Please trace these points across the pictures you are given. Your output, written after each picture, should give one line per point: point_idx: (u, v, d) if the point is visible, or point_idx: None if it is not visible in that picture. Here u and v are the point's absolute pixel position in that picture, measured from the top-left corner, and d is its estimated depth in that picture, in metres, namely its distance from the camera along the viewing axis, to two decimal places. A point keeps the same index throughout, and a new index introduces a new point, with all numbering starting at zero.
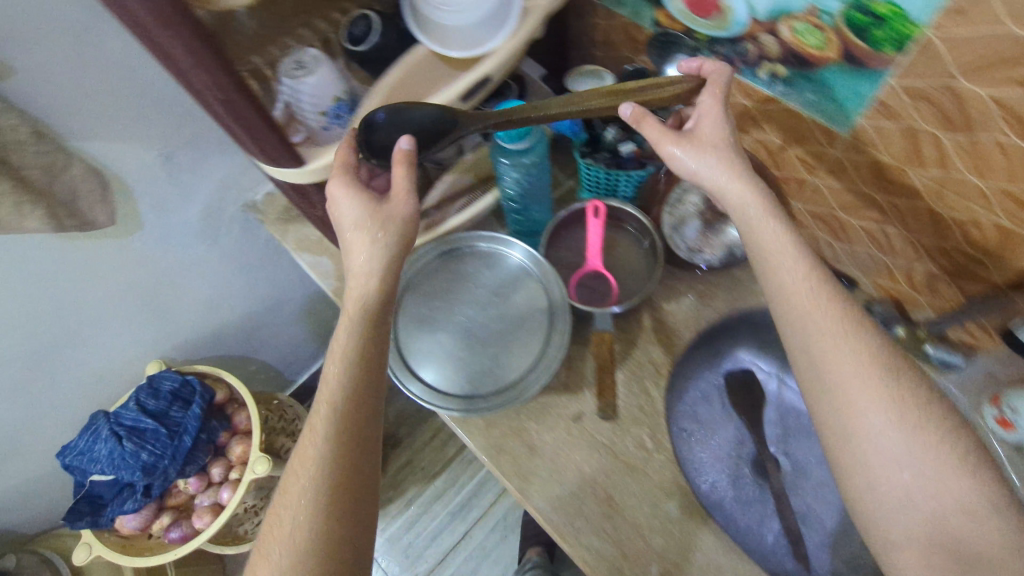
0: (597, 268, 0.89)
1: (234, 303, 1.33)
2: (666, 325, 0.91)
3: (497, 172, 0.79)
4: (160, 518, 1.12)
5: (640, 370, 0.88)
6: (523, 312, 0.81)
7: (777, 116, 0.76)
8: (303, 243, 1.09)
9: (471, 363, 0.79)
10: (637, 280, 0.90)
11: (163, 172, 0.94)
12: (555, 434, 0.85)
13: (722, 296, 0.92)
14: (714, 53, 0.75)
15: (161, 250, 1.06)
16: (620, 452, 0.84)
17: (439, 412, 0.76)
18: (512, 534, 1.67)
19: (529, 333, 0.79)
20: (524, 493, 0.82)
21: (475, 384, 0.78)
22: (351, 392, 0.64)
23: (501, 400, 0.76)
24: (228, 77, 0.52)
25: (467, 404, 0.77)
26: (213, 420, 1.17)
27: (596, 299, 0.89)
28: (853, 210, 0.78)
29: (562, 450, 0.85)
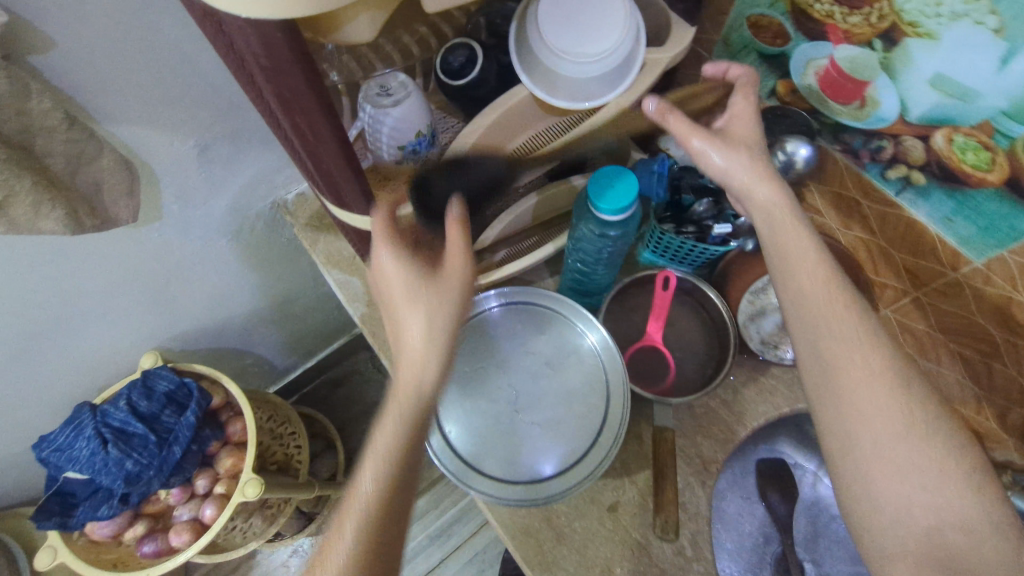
0: (655, 344, 0.80)
1: (244, 299, 1.24)
2: (719, 416, 0.83)
3: (572, 233, 0.71)
4: (135, 526, 1.04)
5: (685, 463, 0.81)
6: (578, 395, 0.74)
7: (893, 222, 0.67)
8: (333, 258, 1.00)
9: (510, 439, 0.71)
10: (697, 364, 0.81)
11: (195, 163, 0.84)
12: (586, 522, 0.78)
13: (783, 393, 0.84)
14: (836, 142, 0.67)
15: (178, 242, 0.96)
16: (655, 556, 0.76)
17: (468, 491, 0.68)
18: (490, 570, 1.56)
19: (579, 416, 0.72)
20: None
21: (495, 459, 0.70)
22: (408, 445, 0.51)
23: (521, 486, 0.69)
24: (327, 121, 0.45)
25: (499, 487, 0.69)
26: (206, 429, 1.08)
27: (648, 379, 0.80)
28: (956, 335, 0.70)
29: (591, 541, 0.77)
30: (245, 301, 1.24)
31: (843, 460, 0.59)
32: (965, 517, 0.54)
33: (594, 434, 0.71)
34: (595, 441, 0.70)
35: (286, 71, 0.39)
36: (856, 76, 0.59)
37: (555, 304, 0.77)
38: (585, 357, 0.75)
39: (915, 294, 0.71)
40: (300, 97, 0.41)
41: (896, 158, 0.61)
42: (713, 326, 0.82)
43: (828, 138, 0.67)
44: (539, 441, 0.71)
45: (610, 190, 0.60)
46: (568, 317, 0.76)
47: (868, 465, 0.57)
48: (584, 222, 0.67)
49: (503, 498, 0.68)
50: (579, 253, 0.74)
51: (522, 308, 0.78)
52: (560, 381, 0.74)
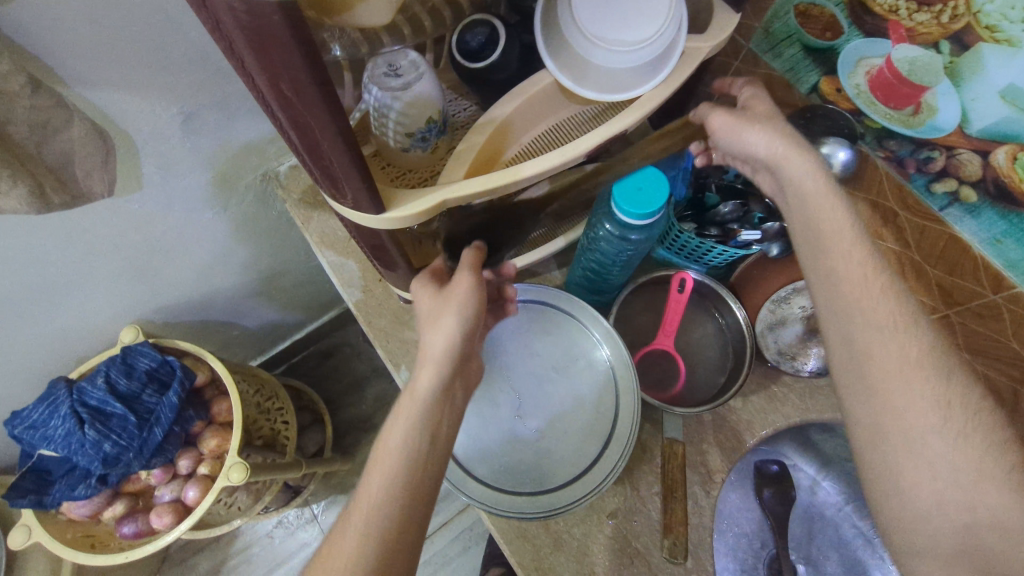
0: (667, 349, 0.77)
1: (232, 273, 1.18)
2: (727, 423, 0.80)
3: (591, 232, 0.66)
4: (114, 505, 1.00)
5: (690, 470, 0.78)
6: (585, 402, 0.70)
7: (932, 235, 0.63)
8: (327, 237, 0.94)
9: (509, 445, 0.68)
10: (708, 371, 0.78)
11: (179, 132, 0.78)
12: (586, 529, 0.75)
13: (794, 401, 0.81)
14: (879, 148, 0.63)
15: (160, 213, 0.90)
16: (656, 565, 0.73)
17: (461, 498, 0.65)
18: (475, 546, 1.55)
19: (585, 426, 0.69)
20: None
21: (494, 468, 0.68)
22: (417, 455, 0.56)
23: (519, 499, 0.66)
24: (325, 102, 0.38)
25: (494, 494, 0.66)
26: (189, 410, 1.03)
27: (658, 384, 0.77)
28: (985, 357, 0.66)
29: (592, 548, 0.74)
30: (232, 275, 1.18)
31: (875, 458, 0.56)
32: (1006, 526, 0.50)
33: (599, 444, 0.68)
34: (599, 450, 0.67)
35: (273, 37, 0.32)
36: (915, 79, 0.56)
37: (567, 305, 0.73)
38: (595, 364, 0.71)
39: (946, 311, 0.68)
40: (302, 87, 0.36)
41: (946, 172, 0.58)
42: (728, 331, 0.78)
43: (871, 142, 0.63)
44: (540, 451, 0.68)
45: (637, 194, 0.55)
46: (578, 318, 0.72)
47: (902, 465, 0.54)
48: (604, 222, 0.62)
49: (500, 510, 0.65)
50: (596, 253, 0.69)
51: (531, 307, 0.74)
52: (566, 387, 0.71)
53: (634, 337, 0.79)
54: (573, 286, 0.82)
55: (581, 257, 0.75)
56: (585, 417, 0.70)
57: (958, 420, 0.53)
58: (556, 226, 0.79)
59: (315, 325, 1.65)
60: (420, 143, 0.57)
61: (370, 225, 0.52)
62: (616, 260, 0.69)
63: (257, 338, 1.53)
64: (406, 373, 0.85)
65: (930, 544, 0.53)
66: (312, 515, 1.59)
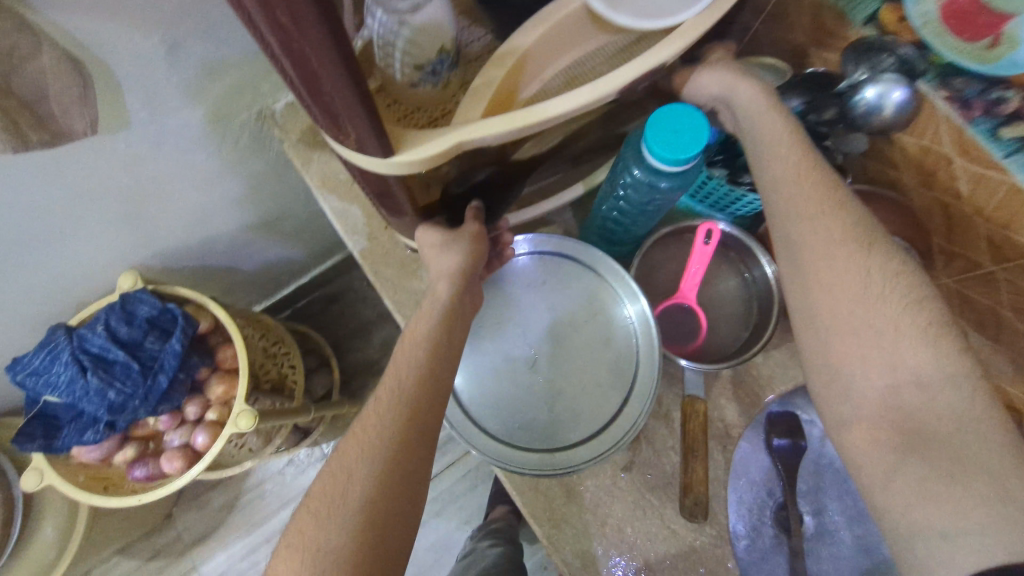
0: (689, 303, 0.72)
1: (230, 218, 1.13)
2: (746, 376, 0.78)
3: (618, 179, 0.61)
4: (124, 450, 1.00)
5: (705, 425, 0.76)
6: (603, 356, 0.67)
7: (988, 185, 0.58)
8: (328, 180, 0.89)
9: (522, 402, 0.66)
10: (730, 325, 0.75)
11: (164, 64, 0.71)
12: (599, 481, 0.74)
13: None
14: (941, 86, 0.58)
15: (151, 154, 0.84)
16: (669, 517, 0.73)
17: (472, 454, 0.64)
18: (481, 485, 1.57)
19: (602, 384, 0.66)
20: (553, 541, 0.72)
21: (508, 423, 0.66)
22: (419, 382, 0.57)
23: (535, 454, 0.64)
24: (325, 25, 0.32)
25: (506, 451, 0.64)
26: (194, 357, 1.01)
27: (677, 337, 0.74)
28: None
29: (608, 502, 0.73)
30: (231, 219, 1.13)
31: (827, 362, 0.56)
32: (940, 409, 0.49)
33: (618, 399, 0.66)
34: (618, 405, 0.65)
35: None
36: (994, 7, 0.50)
37: (587, 257, 0.69)
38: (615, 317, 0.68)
39: (992, 268, 0.63)
40: (298, 12, 0.31)
41: (1018, 115, 0.52)
42: (753, 282, 0.74)
43: (933, 80, 0.58)
44: (556, 405, 0.66)
45: (674, 136, 0.49)
46: (598, 268, 0.69)
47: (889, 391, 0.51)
48: (632, 167, 0.57)
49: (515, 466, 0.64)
50: (619, 202, 0.64)
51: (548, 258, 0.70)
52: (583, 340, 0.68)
53: (653, 290, 0.75)
54: (590, 237, 0.77)
55: (600, 205, 0.70)
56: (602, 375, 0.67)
57: (935, 332, 0.50)
58: (574, 170, 0.76)
59: (318, 269, 1.62)
60: (430, 77, 0.51)
61: (380, 172, 0.47)
62: (641, 211, 0.64)
63: (260, 283, 1.50)
64: None
65: (861, 425, 0.52)
66: (322, 454, 1.62)
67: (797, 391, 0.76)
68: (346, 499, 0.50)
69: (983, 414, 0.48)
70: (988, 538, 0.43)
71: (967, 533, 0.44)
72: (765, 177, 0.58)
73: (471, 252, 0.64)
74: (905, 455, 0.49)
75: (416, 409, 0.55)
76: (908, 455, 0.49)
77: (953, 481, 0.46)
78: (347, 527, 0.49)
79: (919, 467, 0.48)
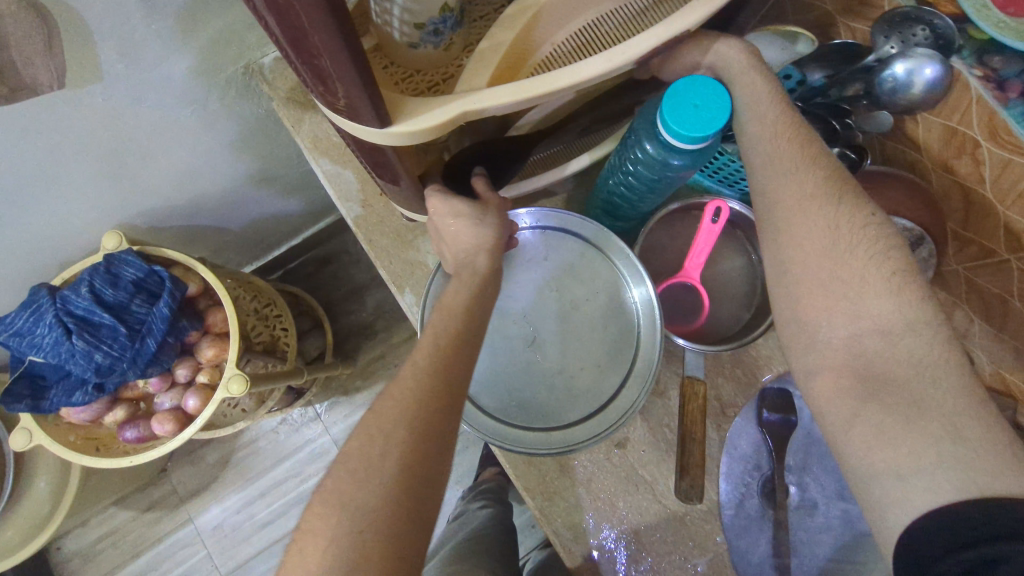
0: (692, 282, 0.70)
1: (218, 177, 1.09)
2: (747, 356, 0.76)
3: (627, 152, 0.58)
4: (114, 411, 0.98)
5: None
6: (601, 335, 0.66)
7: (1015, 170, 0.56)
8: (319, 142, 0.84)
9: (519, 381, 0.65)
10: (733, 305, 0.73)
11: (140, 10, 0.66)
12: (594, 457, 0.73)
13: None
14: (976, 65, 0.56)
15: (130, 107, 0.79)
16: (663, 493, 0.72)
17: (467, 432, 0.63)
18: (473, 446, 1.59)
19: (603, 363, 0.65)
20: (546, 514, 0.72)
21: (502, 401, 0.64)
22: (429, 370, 0.54)
23: (528, 432, 0.63)
24: None
25: (502, 430, 0.63)
26: (183, 320, 0.97)
27: (679, 316, 0.72)
28: None
29: (605, 479, 0.73)
30: (220, 177, 1.09)
31: (791, 324, 0.55)
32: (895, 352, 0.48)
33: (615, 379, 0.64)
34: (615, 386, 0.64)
35: None
36: None
37: (589, 233, 0.66)
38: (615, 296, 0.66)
39: (1007, 257, 0.61)
40: None
41: None
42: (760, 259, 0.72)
43: (969, 57, 0.56)
44: (551, 383, 0.65)
45: (692, 112, 0.46)
46: (599, 243, 0.66)
47: None
48: (644, 142, 0.54)
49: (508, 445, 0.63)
50: (627, 177, 0.61)
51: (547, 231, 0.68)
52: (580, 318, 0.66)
53: (658, 267, 0.73)
54: (595, 211, 0.74)
55: (607, 178, 0.67)
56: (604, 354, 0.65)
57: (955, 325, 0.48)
58: (579, 141, 0.71)
59: (310, 231, 1.58)
60: (431, 37, 0.47)
61: (375, 141, 0.44)
62: (650, 187, 0.61)
63: (250, 244, 1.46)
64: (410, 296, 0.80)
65: (825, 375, 0.51)
66: (315, 415, 1.62)
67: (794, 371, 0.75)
68: (341, 479, 0.49)
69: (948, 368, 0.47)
70: (944, 481, 0.43)
71: (927, 475, 0.43)
72: (785, 156, 0.55)
73: (472, 223, 0.61)
74: (866, 401, 0.48)
75: (415, 387, 0.53)
76: (867, 401, 0.48)
77: (909, 423, 0.46)
78: (349, 510, 0.47)
79: (878, 411, 0.47)
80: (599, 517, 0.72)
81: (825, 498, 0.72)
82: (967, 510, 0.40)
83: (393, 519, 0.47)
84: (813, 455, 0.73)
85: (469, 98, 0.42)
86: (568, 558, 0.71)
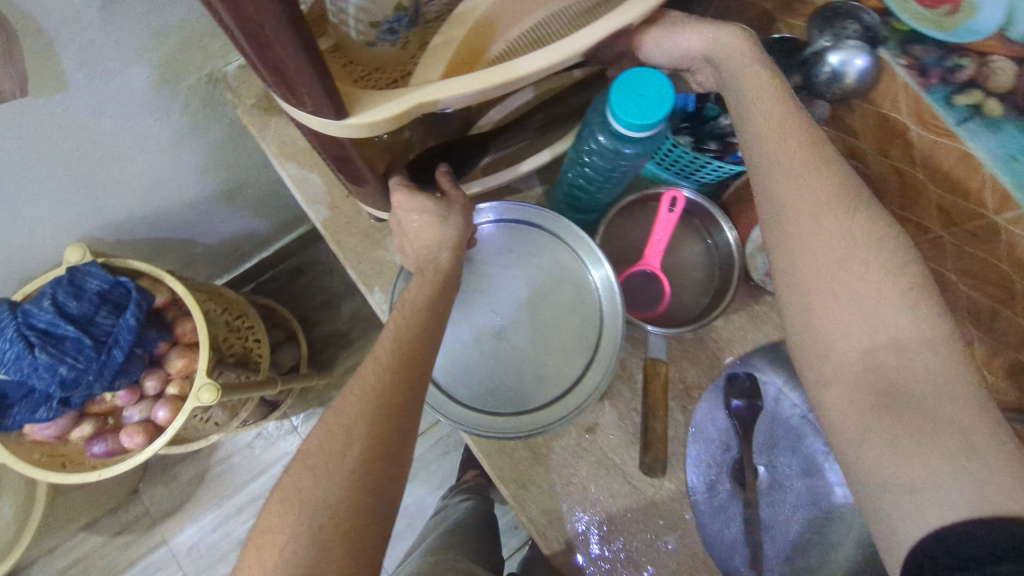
0: (653, 270, 0.73)
1: (185, 188, 1.08)
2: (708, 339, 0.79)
3: (582, 144, 0.60)
4: (81, 427, 0.96)
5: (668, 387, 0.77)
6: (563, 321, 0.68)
7: (940, 152, 0.60)
8: (286, 147, 0.85)
9: (490, 371, 0.66)
10: (693, 291, 0.76)
11: (100, 20, 0.66)
12: (565, 443, 0.75)
13: (775, 319, 0.80)
14: (903, 55, 0.60)
15: (91, 117, 0.79)
16: (633, 475, 0.74)
17: (440, 423, 0.64)
18: (452, 450, 1.59)
19: (571, 350, 0.67)
20: (520, 502, 0.73)
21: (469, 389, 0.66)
22: (392, 365, 0.55)
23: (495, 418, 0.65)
24: None
25: (474, 419, 0.65)
26: (151, 330, 0.97)
27: (641, 303, 0.74)
28: None
29: (577, 465, 0.74)
30: (187, 188, 1.08)
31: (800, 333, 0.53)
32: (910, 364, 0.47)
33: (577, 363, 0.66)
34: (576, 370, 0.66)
35: None
36: None
37: (551, 224, 0.68)
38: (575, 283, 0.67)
39: (940, 234, 0.65)
40: None
41: (973, 82, 0.55)
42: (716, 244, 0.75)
43: (894, 48, 0.60)
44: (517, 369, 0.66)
45: (638, 101, 0.49)
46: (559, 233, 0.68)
47: None
48: (597, 134, 0.56)
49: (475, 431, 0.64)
50: (584, 169, 0.64)
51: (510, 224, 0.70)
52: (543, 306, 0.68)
53: (619, 256, 0.75)
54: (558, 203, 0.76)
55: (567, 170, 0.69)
56: (571, 341, 0.67)
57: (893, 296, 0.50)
58: (539, 137, 0.73)
59: (282, 241, 1.57)
60: (387, 36, 0.48)
61: (335, 134, 0.45)
62: (607, 178, 0.64)
63: (220, 257, 1.45)
64: (380, 295, 0.81)
65: (837, 387, 0.50)
66: (291, 427, 1.60)
67: (755, 353, 0.78)
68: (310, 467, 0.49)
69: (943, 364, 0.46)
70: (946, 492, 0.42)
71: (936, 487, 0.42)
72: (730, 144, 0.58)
73: (439, 222, 0.63)
74: (878, 416, 0.46)
75: (383, 378, 0.55)
76: (881, 414, 0.46)
77: (921, 438, 0.44)
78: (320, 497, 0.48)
79: (892, 426, 0.45)
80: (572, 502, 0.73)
81: (790, 476, 0.75)
82: (976, 527, 0.39)
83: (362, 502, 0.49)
84: (779, 438, 0.76)
85: (412, 92, 0.44)
86: (544, 544, 0.73)
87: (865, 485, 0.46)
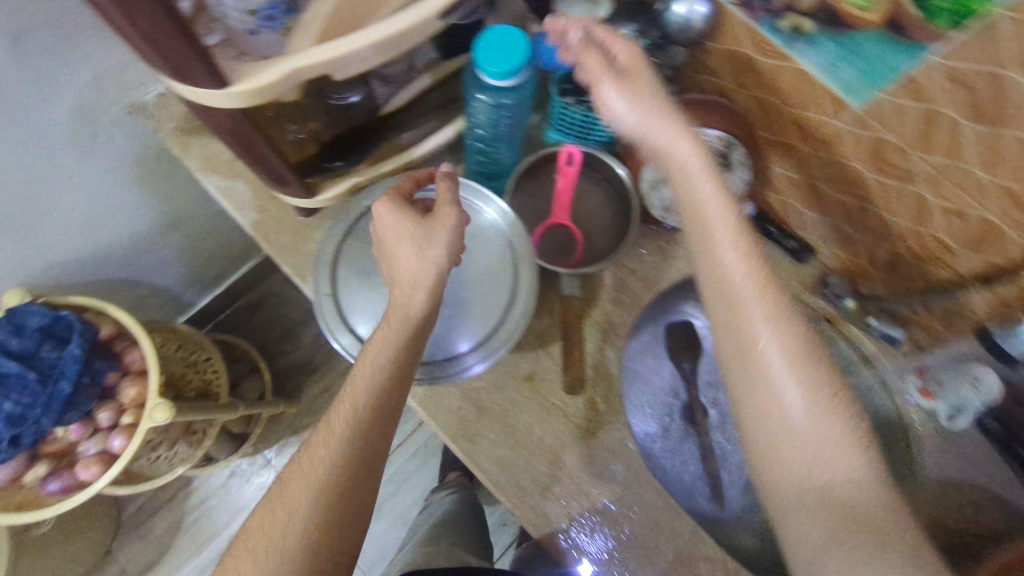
0: (563, 222, 0.80)
1: (122, 225, 1.11)
2: (627, 281, 0.85)
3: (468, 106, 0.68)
4: (35, 468, 0.96)
5: (596, 330, 0.83)
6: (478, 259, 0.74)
7: (784, 75, 0.68)
8: (211, 163, 0.89)
9: None
10: (605, 237, 0.82)
11: (8, 57, 0.70)
12: (506, 394, 0.79)
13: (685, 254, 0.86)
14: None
15: (11, 157, 0.82)
16: (574, 415, 0.79)
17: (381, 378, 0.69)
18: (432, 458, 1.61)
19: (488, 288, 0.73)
20: (471, 455, 0.77)
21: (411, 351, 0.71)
22: (376, 399, 0.61)
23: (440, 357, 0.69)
24: None
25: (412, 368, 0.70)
26: (97, 361, 0.98)
27: (560, 255, 0.81)
28: (840, 182, 0.74)
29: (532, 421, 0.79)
30: (124, 225, 1.11)
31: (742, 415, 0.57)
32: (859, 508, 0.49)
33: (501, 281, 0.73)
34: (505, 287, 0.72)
35: None
36: None
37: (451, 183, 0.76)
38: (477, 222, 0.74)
39: (803, 147, 0.75)
40: None
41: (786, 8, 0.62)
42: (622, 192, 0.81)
43: None
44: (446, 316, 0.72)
45: (498, 52, 0.55)
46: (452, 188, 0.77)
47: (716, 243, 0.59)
48: (476, 93, 0.63)
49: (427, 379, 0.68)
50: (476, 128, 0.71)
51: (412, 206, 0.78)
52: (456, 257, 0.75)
53: (533, 214, 0.82)
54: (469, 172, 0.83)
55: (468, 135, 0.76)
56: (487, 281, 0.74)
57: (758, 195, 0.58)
58: (440, 115, 0.80)
59: (235, 276, 1.59)
60: (267, 24, 0.56)
61: (219, 105, 0.50)
62: (499, 133, 0.72)
63: (172, 297, 1.45)
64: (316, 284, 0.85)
65: (798, 530, 0.51)
66: (265, 460, 1.59)
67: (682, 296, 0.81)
68: None
69: (849, 441, 0.52)
70: None
71: None
72: None
73: (417, 254, 0.65)
74: (840, 543, 0.49)
75: (370, 406, 0.61)
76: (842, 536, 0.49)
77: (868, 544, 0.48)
78: (306, 493, 0.56)
79: (851, 547, 0.48)
80: (536, 461, 0.77)
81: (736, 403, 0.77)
82: None
83: (347, 491, 0.57)
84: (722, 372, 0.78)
85: (285, 58, 0.49)
86: (498, 492, 0.76)
87: (796, 555, 0.51)
